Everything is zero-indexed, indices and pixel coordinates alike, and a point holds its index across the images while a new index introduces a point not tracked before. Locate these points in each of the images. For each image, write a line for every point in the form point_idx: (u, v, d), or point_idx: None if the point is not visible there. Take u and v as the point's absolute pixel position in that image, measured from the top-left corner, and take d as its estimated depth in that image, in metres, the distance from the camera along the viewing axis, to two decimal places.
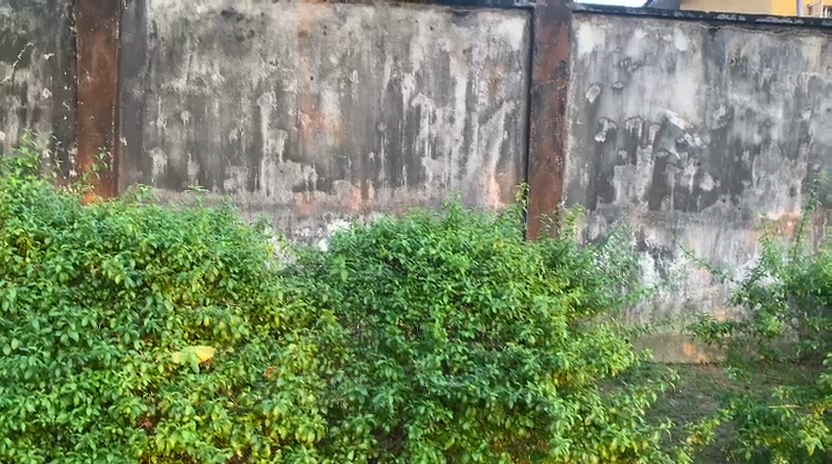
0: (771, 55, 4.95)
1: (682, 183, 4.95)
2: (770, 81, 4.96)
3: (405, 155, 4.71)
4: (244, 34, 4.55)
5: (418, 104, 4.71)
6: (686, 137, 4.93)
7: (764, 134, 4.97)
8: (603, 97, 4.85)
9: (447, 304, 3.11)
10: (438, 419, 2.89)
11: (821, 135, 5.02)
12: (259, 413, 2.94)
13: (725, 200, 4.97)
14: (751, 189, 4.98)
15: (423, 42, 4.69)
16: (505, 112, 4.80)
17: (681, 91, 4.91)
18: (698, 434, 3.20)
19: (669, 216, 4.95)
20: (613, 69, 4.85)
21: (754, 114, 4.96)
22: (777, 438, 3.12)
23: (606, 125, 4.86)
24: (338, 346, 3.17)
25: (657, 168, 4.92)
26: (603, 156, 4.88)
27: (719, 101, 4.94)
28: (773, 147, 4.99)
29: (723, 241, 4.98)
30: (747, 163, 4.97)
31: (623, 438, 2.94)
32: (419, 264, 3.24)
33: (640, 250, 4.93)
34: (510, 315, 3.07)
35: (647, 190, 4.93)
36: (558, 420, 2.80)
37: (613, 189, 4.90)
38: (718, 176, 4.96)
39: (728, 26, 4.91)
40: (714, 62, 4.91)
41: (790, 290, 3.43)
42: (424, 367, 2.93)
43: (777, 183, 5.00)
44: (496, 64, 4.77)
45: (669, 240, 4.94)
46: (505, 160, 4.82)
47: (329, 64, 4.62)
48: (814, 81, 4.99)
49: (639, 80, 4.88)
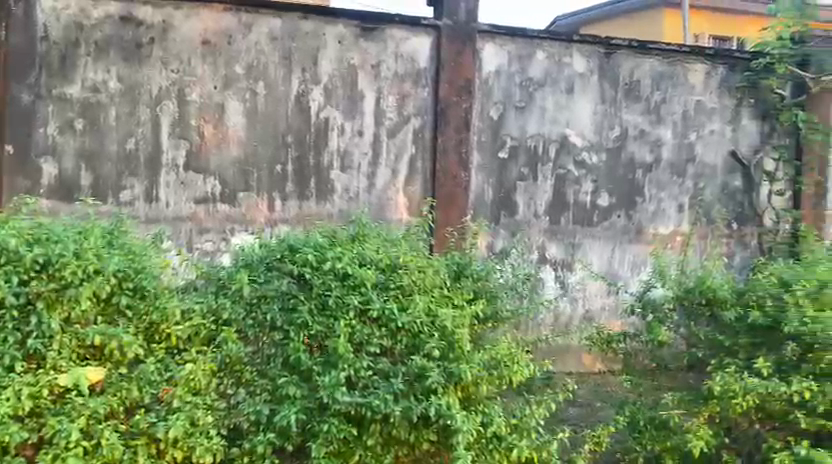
0: (661, 79, 5.26)
1: (580, 199, 5.16)
2: (660, 104, 5.27)
3: (312, 168, 4.67)
4: (144, 41, 4.38)
5: (326, 117, 4.68)
6: (583, 155, 5.15)
7: (655, 153, 5.27)
8: (506, 115, 5.00)
9: (352, 319, 3.06)
10: (342, 436, 2.88)
11: (705, 155, 5.37)
12: (154, 436, 2.83)
13: (620, 215, 5.23)
14: (644, 205, 5.26)
15: (331, 55, 4.68)
16: (413, 127, 4.85)
17: (579, 111, 5.13)
18: (595, 442, 3.35)
19: (567, 230, 5.14)
20: (516, 88, 5.01)
21: (646, 134, 5.25)
22: (666, 443, 3.29)
23: (509, 142, 5.01)
24: (239, 364, 3.08)
25: (557, 184, 5.11)
26: (506, 172, 5.02)
27: (614, 122, 5.19)
28: (663, 166, 5.29)
29: (619, 254, 5.23)
30: (640, 180, 5.25)
31: (522, 448, 3.03)
32: (324, 279, 3.16)
33: (541, 263, 5.10)
34: (415, 329, 3.05)
35: (547, 205, 5.11)
36: (460, 432, 2.86)
37: (516, 204, 5.05)
38: (613, 192, 5.21)
39: (621, 51, 5.19)
40: (609, 84, 5.17)
41: (678, 301, 3.61)
42: (328, 383, 2.89)
43: (667, 199, 5.30)
44: (403, 79, 4.82)
45: (568, 253, 5.15)
46: (413, 174, 4.87)
47: (234, 74, 4.52)
48: (699, 104, 5.33)
49: (540, 100, 5.06)
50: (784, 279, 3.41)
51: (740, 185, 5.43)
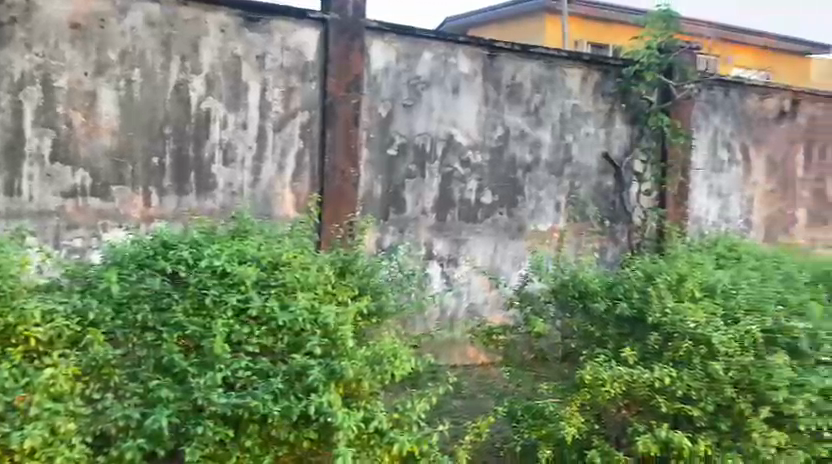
0: (541, 82, 5.48)
1: (465, 197, 5.28)
2: (540, 106, 5.48)
3: (193, 161, 4.49)
4: (4, 20, 4.04)
5: (208, 108, 4.51)
6: (468, 154, 5.27)
7: (535, 154, 5.48)
8: (394, 113, 5.03)
9: (231, 318, 2.97)
10: (218, 438, 2.80)
11: (581, 156, 5.64)
12: (7, 447, 2.63)
13: (502, 213, 5.40)
14: (525, 203, 5.46)
15: (213, 45, 4.51)
16: (300, 122, 4.77)
17: (465, 111, 5.25)
18: (475, 433, 3.38)
19: (454, 226, 5.25)
20: (404, 86, 5.05)
21: (527, 135, 5.44)
22: (542, 430, 3.31)
23: (397, 139, 5.04)
24: (108, 367, 2.88)
25: (443, 182, 5.20)
26: (394, 170, 5.05)
27: (497, 122, 5.35)
28: (542, 166, 5.51)
29: (501, 250, 5.41)
30: (521, 180, 5.44)
31: (404, 442, 3.00)
32: (201, 277, 3.05)
33: (428, 259, 5.18)
34: (296, 327, 2.99)
35: (434, 203, 5.18)
36: (342, 429, 2.84)
37: (404, 201, 5.09)
38: (497, 191, 5.37)
39: (505, 53, 5.34)
40: (493, 85, 5.32)
41: (554, 295, 3.74)
42: (203, 385, 2.80)
43: (546, 198, 5.53)
44: (290, 73, 4.73)
45: (454, 249, 5.26)
46: (300, 170, 4.79)
47: (107, 59, 4.26)
48: (576, 108, 5.60)
49: (427, 98, 5.13)
50: (650, 274, 3.58)
51: (612, 185, 5.76)
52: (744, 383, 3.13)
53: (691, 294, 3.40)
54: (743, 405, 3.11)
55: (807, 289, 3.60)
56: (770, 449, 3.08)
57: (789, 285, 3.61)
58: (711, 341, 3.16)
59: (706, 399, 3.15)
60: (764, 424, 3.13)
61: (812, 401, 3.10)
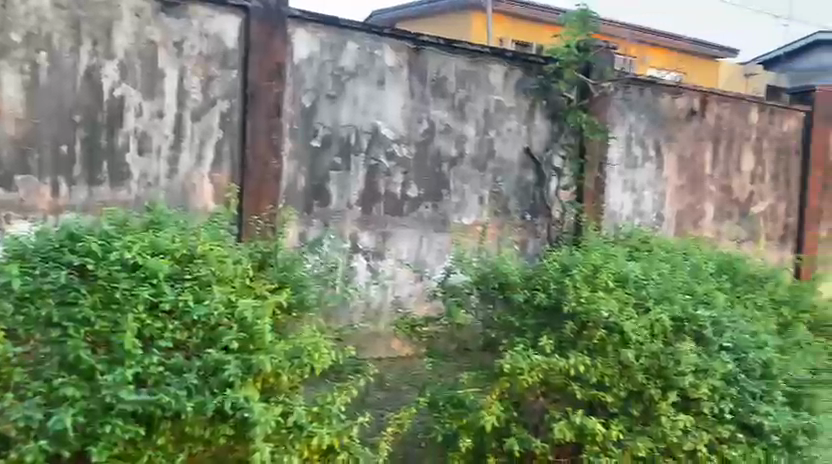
0: (465, 77, 5.53)
1: (391, 190, 5.27)
2: (464, 101, 5.53)
3: (105, 149, 4.29)
4: None
5: (122, 95, 4.32)
6: (394, 147, 5.26)
7: (459, 148, 5.53)
8: (318, 104, 4.97)
9: (143, 313, 2.85)
10: (127, 437, 2.68)
11: (504, 151, 5.74)
12: None
13: (427, 207, 5.43)
14: (449, 196, 5.51)
15: (127, 29, 4.32)
16: (220, 111, 4.64)
17: (390, 103, 5.24)
18: (396, 425, 3.29)
19: (379, 219, 5.24)
20: (328, 77, 4.99)
21: (451, 129, 5.48)
22: (462, 420, 3.22)
23: (321, 131, 4.98)
24: (6, 367, 2.72)
25: (369, 175, 5.17)
26: (318, 162, 4.98)
27: (422, 116, 5.36)
28: (466, 160, 5.57)
29: (426, 242, 5.45)
30: (446, 174, 5.48)
31: (324, 436, 2.96)
32: (110, 270, 2.92)
33: (353, 252, 5.15)
34: (212, 322, 2.91)
35: (360, 196, 5.16)
36: (259, 425, 2.77)
37: (328, 194, 5.03)
38: (422, 185, 5.39)
39: (429, 47, 5.36)
40: (418, 79, 5.33)
41: (476, 286, 3.74)
42: (112, 382, 2.67)
43: (470, 192, 5.60)
44: (209, 60, 4.58)
45: (380, 243, 5.25)
46: (219, 161, 4.66)
47: (10, 41, 3.98)
48: (499, 103, 5.68)
49: (351, 90, 5.08)
50: (565, 264, 3.65)
51: (533, 179, 5.87)
52: (653, 368, 3.15)
53: (605, 284, 3.29)
54: (653, 390, 3.13)
55: (711, 279, 3.72)
56: (677, 431, 3.09)
57: (696, 274, 3.71)
58: (624, 329, 3.12)
59: (618, 386, 3.16)
60: (672, 408, 3.14)
61: (716, 386, 3.14)
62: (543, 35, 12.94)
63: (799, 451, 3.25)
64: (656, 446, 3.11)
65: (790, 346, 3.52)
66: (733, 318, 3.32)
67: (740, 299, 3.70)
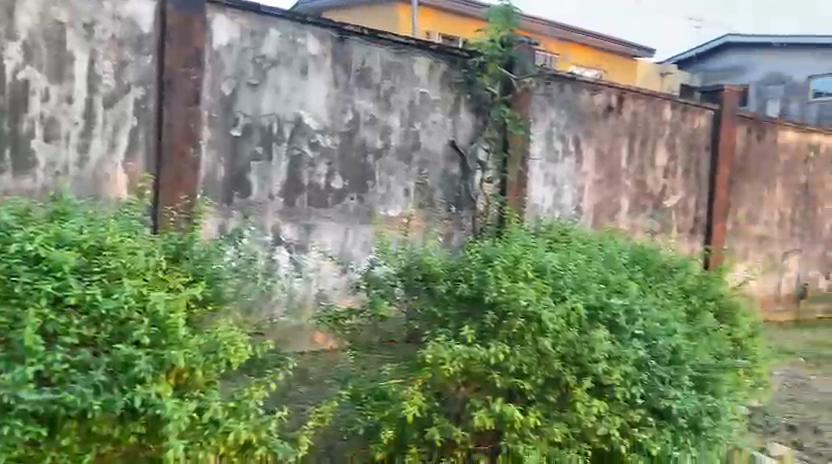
0: (390, 68, 5.51)
1: (314, 181, 5.19)
2: (389, 92, 5.51)
3: (8, 136, 4.04)
4: None
5: (26, 79, 4.07)
6: (318, 137, 5.18)
7: (384, 139, 5.50)
8: (238, 92, 4.84)
9: (45, 308, 2.67)
10: (28, 438, 2.56)
11: (429, 144, 5.75)
12: None
13: (353, 198, 5.38)
14: (374, 188, 5.47)
15: (31, 9, 4.07)
16: (134, 97, 4.44)
17: (313, 93, 5.15)
18: (319, 417, 3.20)
19: (303, 211, 5.16)
20: (248, 64, 4.87)
21: (376, 120, 5.45)
22: (384, 412, 3.14)
23: (242, 120, 4.85)
24: None
25: (292, 166, 5.08)
26: (239, 151, 4.86)
27: (346, 106, 5.31)
28: (392, 151, 5.55)
29: (352, 235, 5.41)
30: (371, 165, 5.44)
31: (240, 431, 2.86)
32: (10, 262, 2.74)
33: (275, 245, 5.05)
34: (122, 316, 2.75)
35: (282, 186, 5.06)
36: (172, 421, 2.66)
37: (249, 184, 4.92)
38: (346, 176, 5.34)
39: (353, 37, 5.31)
40: (342, 69, 5.27)
41: (399, 278, 3.64)
42: (12, 382, 2.51)
43: (396, 183, 5.59)
44: (122, 44, 4.38)
45: (303, 235, 5.18)
46: (134, 149, 4.47)
47: None
48: (424, 95, 5.69)
49: (273, 79, 4.97)
50: (487, 256, 3.48)
51: (458, 172, 5.92)
52: (568, 355, 3.14)
53: (524, 275, 3.30)
54: (568, 377, 3.12)
55: (625, 269, 3.84)
56: (591, 416, 3.09)
57: (610, 264, 3.81)
58: (541, 318, 3.10)
59: (537, 373, 3.12)
60: (587, 394, 3.14)
61: (628, 372, 3.15)
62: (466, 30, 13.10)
63: (704, 433, 3.33)
64: (571, 431, 3.13)
65: (698, 332, 3.65)
66: (645, 306, 3.34)
67: (651, 288, 3.83)
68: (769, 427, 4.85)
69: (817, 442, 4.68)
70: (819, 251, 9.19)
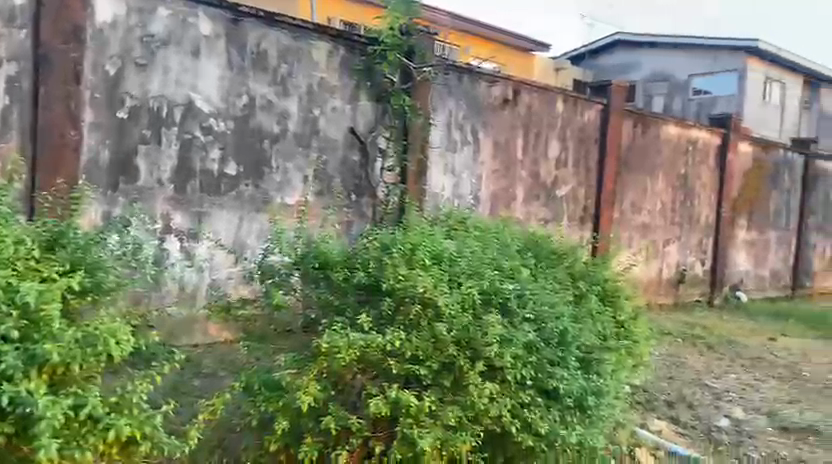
0: (287, 52, 5.38)
1: (207, 167, 5.00)
2: (286, 76, 5.39)
3: None
4: None
5: None
6: (210, 121, 4.99)
7: (281, 125, 5.37)
8: (124, 72, 4.57)
9: None
10: None
11: (328, 130, 5.67)
12: None
13: (247, 185, 5.23)
14: (271, 174, 5.34)
15: None
16: (6, 74, 4.10)
17: (205, 75, 4.95)
18: (209, 411, 3.03)
19: (195, 199, 4.96)
20: (135, 42, 4.61)
21: (273, 105, 5.32)
22: (278, 402, 2.99)
23: (128, 101, 4.60)
24: None
25: (182, 150, 4.87)
26: (126, 135, 4.60)
27: (241, 90, 5.14)
28: (289, 137, 5.43)
29: (247, 223, 5.26)
30: (267, 150, 5.30)
31: (123, 427, 2.67)
32: None
33: (164, 234, 4.83)
34: None
35: (173, 172, 4.84)
36: (43, 420, 2.45)
37: (137, 170, 4.67)
38: (241, 162, 5.18)
39: (248, 19, 5.15)
40: (236, 51, 5.10)
41: (294, 266, 3.50)
42: None
43: (293, 170, 5.47)
44: None
45: (195, 223, 4.97)
46: (6, 129, 4.12)
47: None
48: (322, 81, 5.60)
49: (162, 59, 4.74)
50: (385, 243, 3.44)
51: (358, 160, 5.88)
52: (463, 340, 3.08)
53: (421, 262, 3.27)
54: (462, 361, 3.04)
55: (518, 256, 3.95)
56: (484, 399, 2.99)
57: (504, 251, 3.89)
58: (437, 302, 3.08)
59: (433, 359, 3.04)
60: (480, 377, 3.06)
61: (519, 354, 3.12)
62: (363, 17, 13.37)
63: (589, 412, 3.36)
64: (464, 414, 3.00)
65: (585, 317, 3.80)
66: (535, 291, 3.43)
67: (542, 274, 3.95)
68: (650, 404, 5.17)
69: (691, 415, 5.03)
70: (696, 239, 9.84)
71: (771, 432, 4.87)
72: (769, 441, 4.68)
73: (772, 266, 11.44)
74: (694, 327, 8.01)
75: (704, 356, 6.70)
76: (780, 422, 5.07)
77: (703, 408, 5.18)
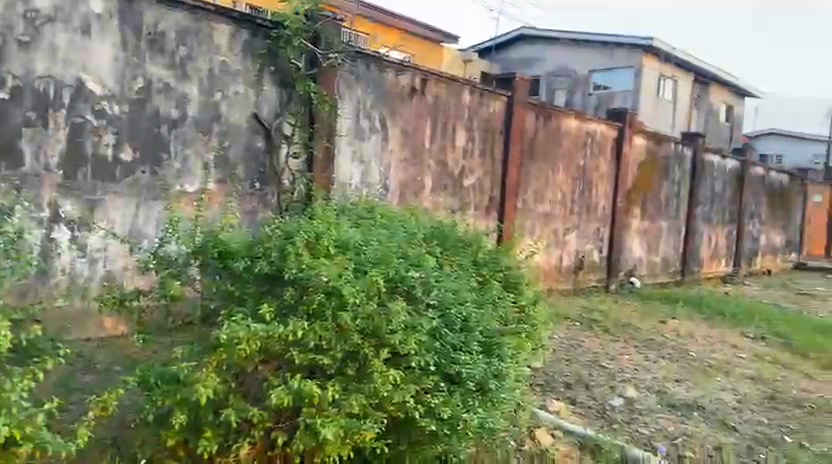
0: (186, 34, 5.17)
1: (99, 152, 4.74)
2: (186, 59, 5.17)
3: None
4: None
5: None
6: (103, 104, 4.73)
7: (181, 109, 5.16)
8: (5, 49, 4.27)
9: None
10: None
11: (230, 115, 5.49)
12: None
13: (144, 172, 4.99)
14: (169, 161, 5.12)
15: None
16: None
17: (97, 55, 4.69)
18: (100, 408, 2.87)
19: (86, 185, 4.69)
20: (17, 18, 4.32)
21: (171, 89, 5.10)
22: (176, 396, 2.82)
23: (10, 81, 4.29)
24: None
25: (72, 134, 4.59)
26: (7, 116, 4.29)
27: (137, 72, 4.90)
28: (189, 122, 5.22)
29: (143, 211, 5.03)
30: (166, 136, 5.08)
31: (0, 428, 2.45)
32: None
33: (54, 222, 4.55)
34: None
35: (61, 157, 4.55)
36: None
37: (20, 154, 4.37)
38: (137, 147, 4.94)
39: None
40: (131, 32, 4.86)
41: (193, 255, 3.36)
42: None
43: (193, 156, 5.26)
44: None
45: (87, 211, 4.71)
46: None
47: None
48: (224, 65, 5.42)
49: (48, 36, 4.45)
50: (289, 231, 3.36)
51: (262, 146, 5.72)
52: (367, 329, 3.03)
53: (326, 251, 3.22)
54: (367, 350, 3.01)
55: (423, 243, 3.98)
56: (388, 386, 2.99)
57: (409, 238, 3.90)
58: (342, 292, 3.01)
59: (336, 348, 2.99)
60: (384, 365, 3.05)
61: (423, 340, 3.15)
62: (265, 4, 13.16)
63: (490, 394, 3.44)
64: (369, 402, 2.99)
65: (486, 302, 3.89)
66: (439, 278, 3.46)
67: (446, 261, 4.00)
68: (549, 385, 5.36)
69: (587, 395, 5.26)
70: (594, 227, 10.28)
71: (659, 409, 5.19)
72: (658, 418, 5.00)
73: (663, 253, 12.11)
74: (592, 311, 8.38)
75: (600, 339, 7.02)
76: (668, 400, 5.41)
77: (598, 388, 5.43)
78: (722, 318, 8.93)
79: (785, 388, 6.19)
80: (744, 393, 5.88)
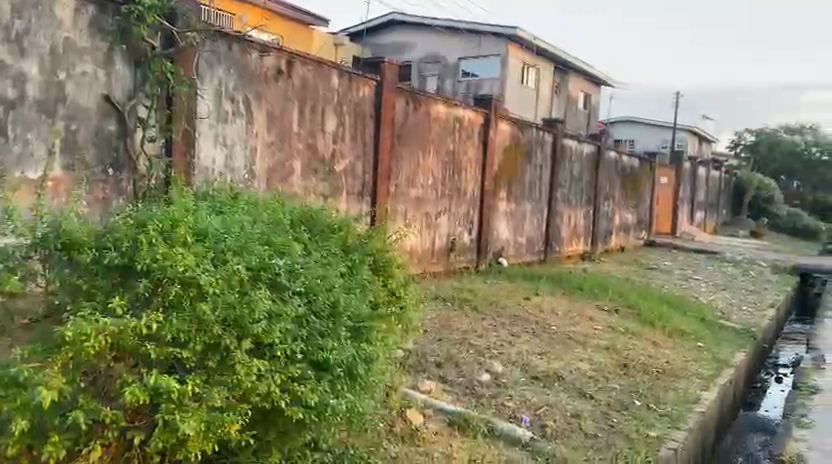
0: (23, 7, 4.73)
1: None
2: (23, 34, 4.73)
3: None
4: None
5: None
6: None
7: (19, 89, 4.72)
8: None
9: None
10: None
11: (77, 97, 5.10)
12: None
13: None
14: (7, 145, 4.67)
15: None
16: None
17: None
18: None
19: None
20: None
21: (7, 67, 4.64)
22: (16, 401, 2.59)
23: None
24: None
25: None
26: None
27: None
28: (29, 103, 4.79)
29: None
30: (2, 118, 4.63)
31: None
32: None
33: None
34: None
35: None
36: None
37: None
38: None
39: None
40: None
41: (33, 247, 3.08)
42: None
43: (35, 141, 4.84)
44: None
45: None
46: None
47: None
48: (68, 42, 5.02)
49: None
50: (140, 219, 3.17)
51: (115, 130, 5.36)
52: (229, 319, 2.92)
53: (182, 240, 3.05)
54: (228, 340, 2.90)
55: (289, 229, 3.90)
56: (251, 377, 2.92)
57: (274, 224, 3.82)
58: (200, 282, 2.88)
59: (196, 340, 2.85)
60: (247, 355, 2.96)
61: (288, 328, 3.09)
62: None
63: (359, 379, 3.43)
64: (231, 394, 2.90)
65: (355, 287, 3.87)
66: (305, 265, 3.40)
67: (314, 246, 3.95)
68: (421, 365, 5.45)
69: (457, 373, 5.41)
70: (463, 210, 10.56)
71: (523, 382, 5.47)
72: (522, 390, 5.30)
73: (528, 233, 12.68)
74: (462, 290, 8.65)
75: (468, 317, 7.25)
76: (532, 372, 5.70)
77: (467, 364, 5.62)
78: (581, 293, 9.53)
79: (634, 356, 6.73)
80: (600, 362, 6.31)
